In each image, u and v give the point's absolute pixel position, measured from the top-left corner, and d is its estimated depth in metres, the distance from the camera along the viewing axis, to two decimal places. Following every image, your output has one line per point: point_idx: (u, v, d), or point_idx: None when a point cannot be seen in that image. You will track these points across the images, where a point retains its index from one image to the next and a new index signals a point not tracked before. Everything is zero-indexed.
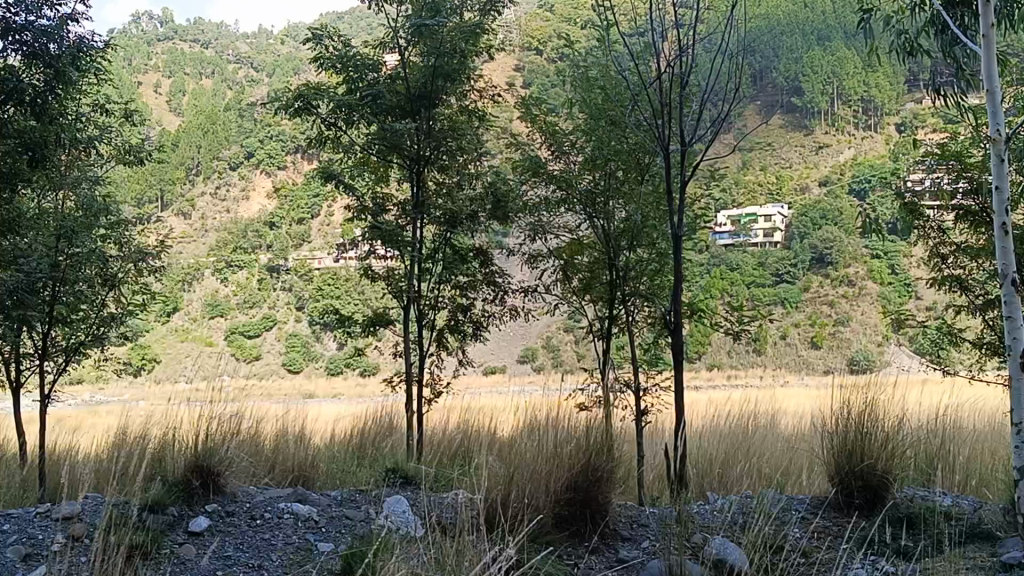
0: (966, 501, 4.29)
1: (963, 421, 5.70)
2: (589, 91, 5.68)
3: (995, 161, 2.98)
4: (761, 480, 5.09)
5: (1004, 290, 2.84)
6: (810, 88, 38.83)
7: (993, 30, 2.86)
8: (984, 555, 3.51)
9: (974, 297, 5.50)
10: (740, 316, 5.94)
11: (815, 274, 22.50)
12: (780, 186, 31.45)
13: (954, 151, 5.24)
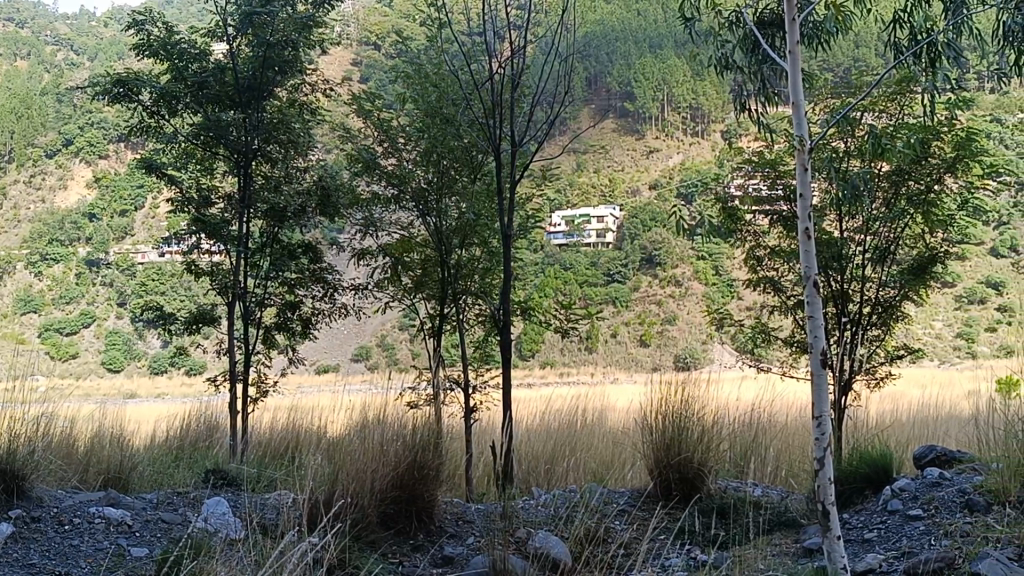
0: (774, 491, 4.54)
1: (774, 415, 6.00)
2: (422, 89, 5.67)
3: (800, 172, 3.02)
4: (585, 475, 5.24)
5: (806, 290, 2.94)
6: (642, 94, 40.01)
7: (798, 45, 3.03)
8: (789, 542, 3.72)
9: (786, 298, 5.82)
10: (569, 315, 6.06)
11: (643, 274, 23.20)
12: (613, 188, 32.22)
13: (770, 159, 5.58)
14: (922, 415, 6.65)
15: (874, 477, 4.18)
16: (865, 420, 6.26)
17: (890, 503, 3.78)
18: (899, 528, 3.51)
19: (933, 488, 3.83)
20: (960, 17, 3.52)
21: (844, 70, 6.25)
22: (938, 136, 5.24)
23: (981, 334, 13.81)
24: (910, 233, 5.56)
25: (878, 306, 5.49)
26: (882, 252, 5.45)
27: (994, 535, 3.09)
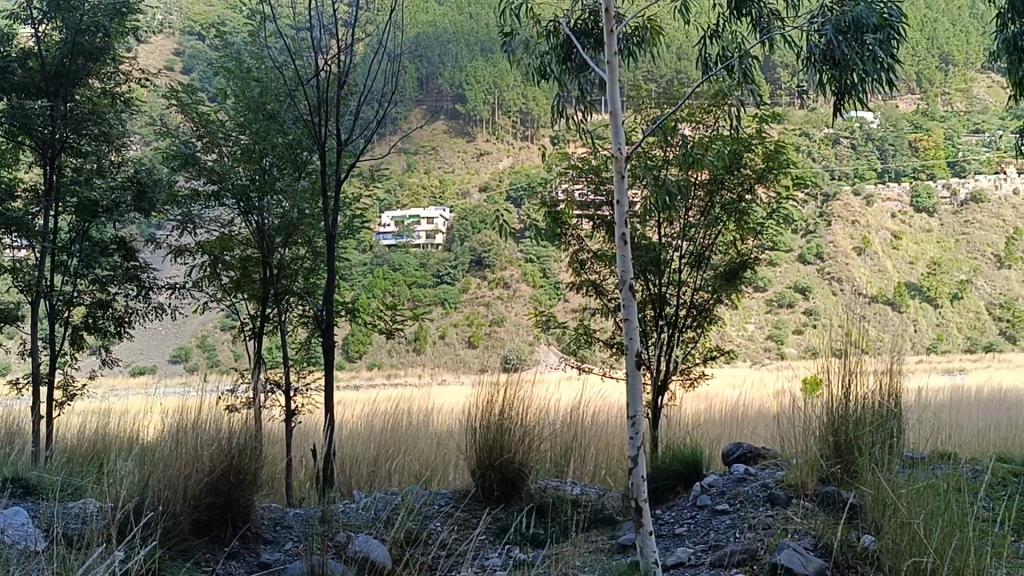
0: (592, 489, 4.65)
1: (594, 415, 6.15)
2: (243, 85, 5.50)
3: (617, 178, 3.12)
4: (408, 477, 5.22)
5: (622, 294, 3.04)
6: (473, 97, 40.27)
7: (616, 56, 3.12)
8: (604, 538, 3.82)
9: (607, 301, 5.97)
10: (395, 316, 6.03)
11: (473, 276, 23.32)
12: (443, 189, 32.25)
13: (593, 165, 5.72)
14: (733, 413, 6.96)
15: (685, 474, 4.35)
16: (681, 419, 6.49)
17: (699, 498, 3.94)
18: (708, 522, 3.67)
19: (739, 483, 4.02)
20: (764, 36, 3.70)
21: (665, 81, 6.47)
22: (750, 148, 5.51)
23: (788, 336, 14.58)
24: (723, 240, 5.80)
25: (693, 309, 5.71)
26: (698, 257, 5.66)
27: (792, 526, 3.27)
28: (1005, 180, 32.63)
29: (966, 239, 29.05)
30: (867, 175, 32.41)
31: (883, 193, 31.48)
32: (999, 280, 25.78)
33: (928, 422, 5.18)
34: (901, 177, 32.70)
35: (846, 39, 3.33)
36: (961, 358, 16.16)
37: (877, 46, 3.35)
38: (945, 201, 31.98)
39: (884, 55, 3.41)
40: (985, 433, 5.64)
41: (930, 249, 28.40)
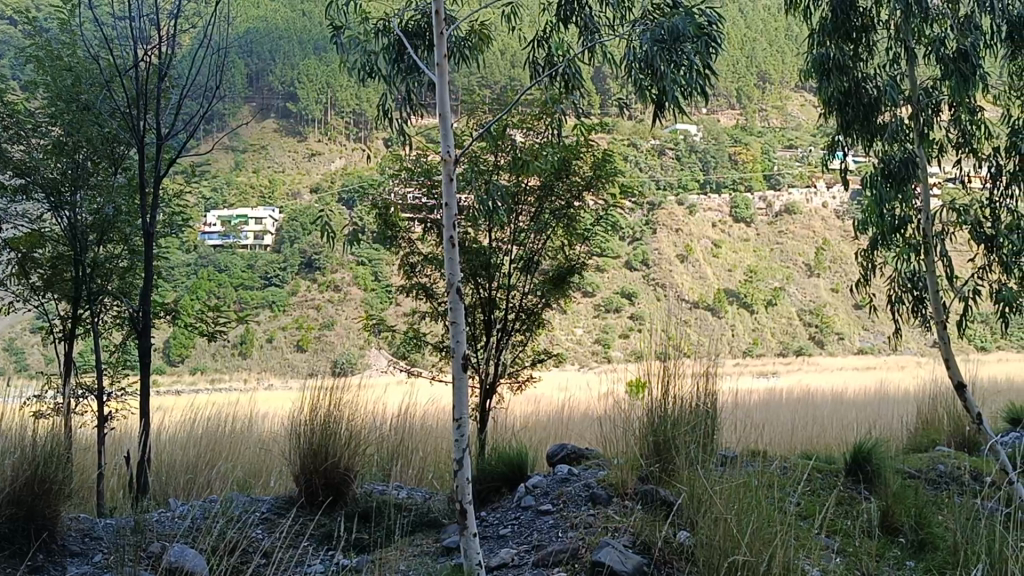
0: (418, 492, 4.63)
1: (422, 418, 6.13)
2: (54, 74, 5.18)
3: (445, 182, 3.12)
4: (229, 483, 5.07)
5: (449, 297, 3.03)
6: (305, 95, 39.54)
7: (446, 59, 3.11)
8: (429, 542, 3.81)
9: (436, 304, 5.97)
10: (218, 318, 5.83)
11: (302, 278, 22.87)
12: (273, 189, 31.48)
13: (425, 168, 5.71)
14: (560, 415, 7.09)
15: (510, 475, 4.39)
16: (509, 421, 6.55)
17: (524, 499, 3.98)
18: (531, 522, 3.71)
19: (563, 483, 4.10)
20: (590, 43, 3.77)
21: (498, 87, 6.52)
22: (579, 156, 5.63)
23: (614, 340, 14.99)
24: (553, 244, 5.89)
25: (522, 313, 5.78)
26: (527, 262, 5.73)
27: (613, 525, 3.35)
28: (815, 193, 34.61)
29: (779, 249, 30.66)
30: (690, 186, 33.72)
31: (705, 204, 32.76)
32: (808, 288, 27.31)
33: (742, 423, 5.44)
34: (721, 189, 34.15)
35: (665, 48, 3.45)
36: (774, 361, 17.01)
37: (692, 57, 3.49)
38: (761, 212, 33.62)
39: (702, 64, 3.55)
40: (793, 432, 5.96)
41: (748, 258, 29.79)
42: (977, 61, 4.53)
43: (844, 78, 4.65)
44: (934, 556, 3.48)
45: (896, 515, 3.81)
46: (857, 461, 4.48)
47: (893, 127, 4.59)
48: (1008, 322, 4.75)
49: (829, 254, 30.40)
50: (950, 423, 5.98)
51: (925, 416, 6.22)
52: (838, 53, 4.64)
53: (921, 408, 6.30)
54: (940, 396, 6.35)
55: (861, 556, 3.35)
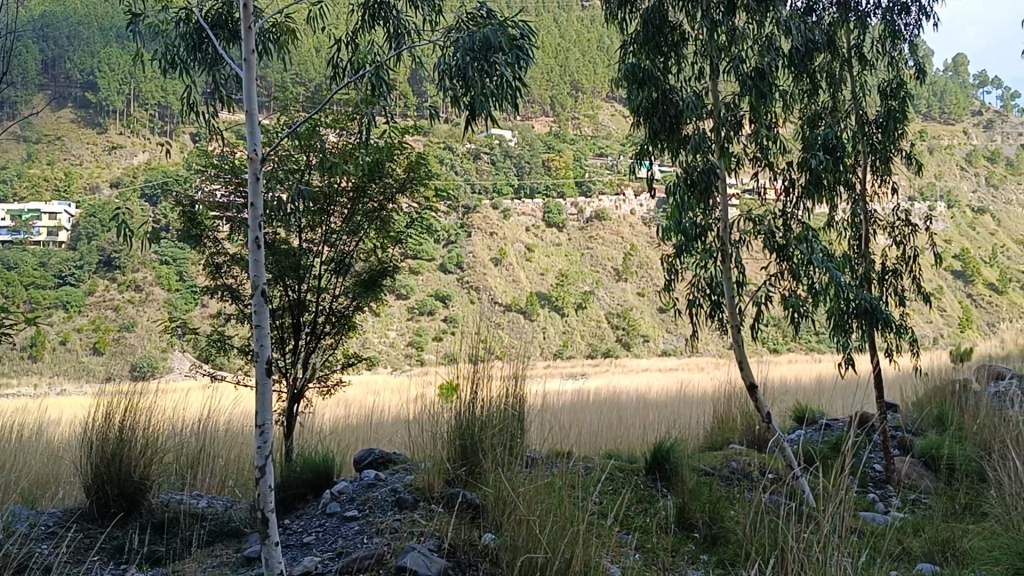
0: (219, 501, 4.47)
1: (225, 423, 5.94)
2: None
3: (251, 180, 3.03)
4: (11, 495, 4.73)
5: (254, 299, 2.94)
6: (106, 85, 37.68)
7: (253, 54, 3.02)
8: (229, 552, 3.69)
9: (242, 305, 5.79)
10: (4, 318, 5.45)
11: (99, 277, 21.77)
12: (69, 183, 29.82)
13: (232, 165, 5.53)
14: (369, 418, 7.01)
15: (315, 481, 4.32)
16: (317, 426, 6.44)
17: (329, 505, 3.92)
18: (336, 529, 3.65)
19: (369, 489, 4.06)
20: (402, 48, 3.74)
21: (311, 86, 6.41)
22: (391, 158, 5.60)
23: (427, 343, 15.01)
24: (365, 246, 5.84)
25: (331, 316, 5.69)
26: (338, 263, 5.63)
27: (419, 529, 3.34)
28: (624, 201, 35.83)
29: (589, 253, 31.55)
30: (504, 190, 34.26)
31: (518, 208, 33.30)
32: (616, 292, 28.48)
33: (547, 424, 5.54)
34: (534, 194, 34.83)
35: (476, 56, 3.46)
36: (582, 362, 17.45)
37: (505, 69, 3.54)
38: (573, 218, 34.44)
39: (513, 76, 3.59)
40: (597, 433, 6.12)
41: (559, 262, 30.47)
42: (772, 80, 4.77)
43: (653, 88, 4.73)
44: (724, 550, 3.65)
45: (692, 512, 3.97)
46: (656, 462, 4.64)
47: (695, 139, 4.77)
48: (799, 330, 4.90)
49: (637, 259, 31.53)
50: (743, 422, 6.30)
51: (721, 415, 6.51)
52: (649, 64, 4.80)
53: (717, 408, 6.60)
54: (735, 396, 6.67)
55: (658, 552, 3.48)
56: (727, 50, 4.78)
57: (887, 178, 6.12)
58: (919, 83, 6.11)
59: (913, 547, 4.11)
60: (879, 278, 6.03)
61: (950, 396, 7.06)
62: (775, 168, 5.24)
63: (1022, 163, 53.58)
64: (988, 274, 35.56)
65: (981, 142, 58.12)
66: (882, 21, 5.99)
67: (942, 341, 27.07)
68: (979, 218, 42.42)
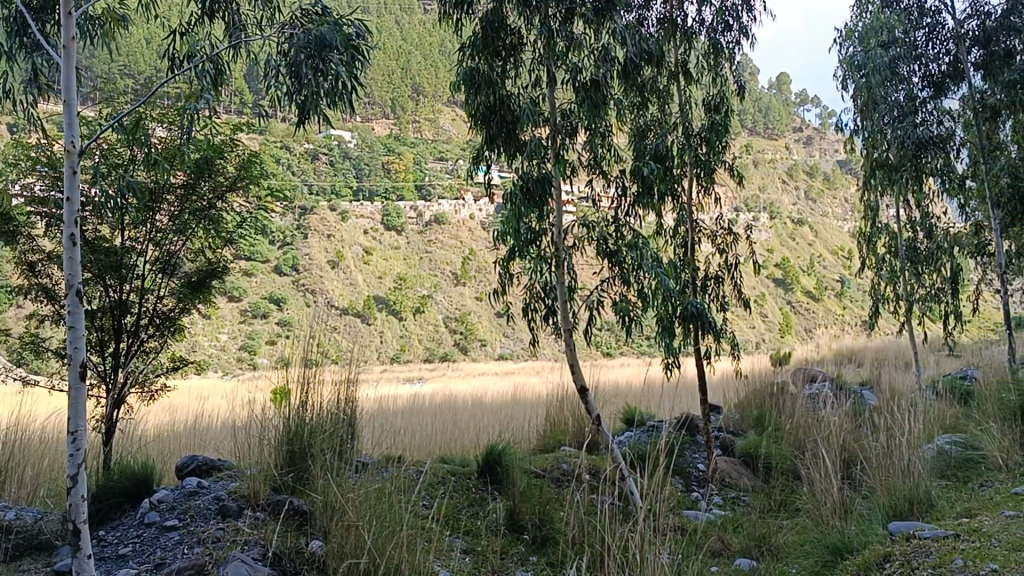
0: (28, 513, 4.21)
1: (37, 430, 5.60)
2: None
3: (67, 175, 2.87)
4: None
5: (68, 300, 2.79)
6: None
7: (73, 41, 2.87)
8: (38, 567, 3.47)
9: (57, 305, 5.48)
10: None
11: None
12: None
13: (50, 158, 5.23)
14: (197, 424, 6.78)
15: (134, 490, 4.12)
16: (139, 433, 6.17)
17: (147, 515, 3.73)
18: (154, 539, 3.47)
19: (190, 498, 3.90)
20: (235, 41, 3.63)
21: (139, 78, 6.16)
22: (222, 156, 5.44)
23: (259, 347, 14.69)
24: (193, 247, 5.63)
25: (156, 318, 5.45)
26: (164, 263, 5.39)
27: (242, 537, 3.24)
28: (463, 205, 36.05)
29: (428, 257, 31.58)
30: (342, 193, 33.91)
31: (356, 211, 32.92)
32: (453, 296, 28.66)
33: (379, 428, 5.48)
34: (373, 197, 34.54)
35: (310, 54, 3.38)
36: (419, 367, 17.45)
37: (340, 67, 3.46)
38: (412, 222, 34.37)
39: (348, 77, 3.54)
40: (430, 436, 6.12)
41: (398, 265, 30.34)
42: (607, 91, 4.85)
43: (490, 93, 4.73)
44: (552, 551, 3.69)
45: (522, 514, 4.00)
46: (488, 464, 4.66)
47: (531, 146, 4.80)
48: (629, 334, 5.00)
49: (475, 263, 31.74)
50: (574, 425, 6.43)
51: (553, 418, 6.62)
52: (488, 66, 4.80)
53: (549, 411, 6.70)
54: (566, 399, 6.80)
55: (487, 555, 3.48)
56: (565, 58, 4.86)
57: (711, 189, 6.37)
58: (741, 98, 6.39)
59: (733, 543, 4.27)
60: (703, 284, 6.26)
61: (768, 397, 7.40)
62: (608, 176, 5.34)
63: (837, 178, 56.93)
64: (806, 282, 37.59)
65: (801, 157, 61.41)
66: (708, 37, 6.26)
67: (762, 345, 28.50)
68: (799, 228, 44.80)
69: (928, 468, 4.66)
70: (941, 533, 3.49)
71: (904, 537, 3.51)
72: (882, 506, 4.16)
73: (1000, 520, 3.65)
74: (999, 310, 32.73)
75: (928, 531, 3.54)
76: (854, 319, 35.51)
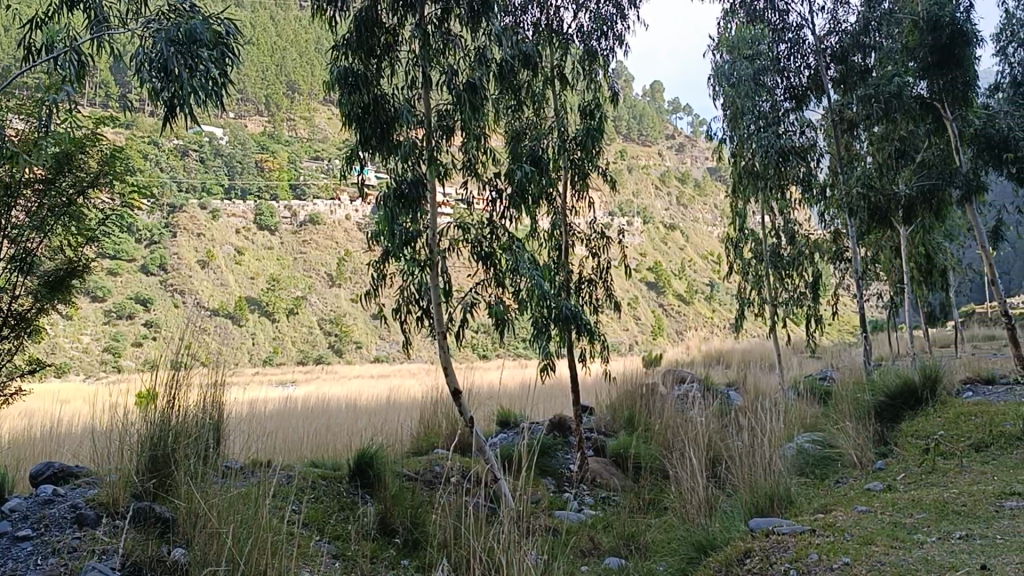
0: None
1: None
2: None
3: None
4: None
5: None
6: None
7: None
8: None
9: None
10: None
11: None
12: None
13: None
14: (56, 430, 6.51)
15: None
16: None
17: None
18: (6, 550, 3.25)
19: (44, 506, 3.74)
20: (97, 34, 3.50)
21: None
22: (83, 151, 5.22)
23: (123, 350, 14.19)
24: (51, 244, 5.38)
25: (11, 318, 5.16)
26: (20, 261, 5.03)
27: (100, 547, 3.11)
28: (339, 206, 35.58)
29: (302, 258, 31.12)
30: (213, 190, 33.10)
31: (227, 210, 32.12)
32: (327, 297, 28.36)
33: (249, 432, 5.37)
34: (245, 197, 33.78)
35: (179, 50, 3.28)
36: (291, 369, 17.19)
37: (209, 63, 3.39)
38: (285, 221, 33.82)
39: (216, 74, 3.45)
40: (301, 439, 6.04)
41: (270, 266, 29.79)
42: (483, 94, 4.84)
43: (364, 91, 4.62)
44: (422, 554, 3.67)
45: (392, 518, 3.98)
46: (360, 468, 4.61)
47: (406, 147, 4.72)
48: (502, 336, 5.03)
49: (351, 265, 31.40)
50: (447, 427, 6.45)
51: (427, 420, 6.62)
52: (364, 65, 4.73)
53: (424, 413, 6.70)
54: (439, 402, 6.81)
55: (356, 559, 3.45)
56: (439, 59, 4.84)
57: (585, 194, 6.46)
58: (615, 105, 6.51)
59: (602, 543, 4.34)
60: (577, 287, 6.34)
61: (638, 398, 7.56)
62: (483, 178, 5.36)
63: (706, 185, 58.65)
64: (677, 285, 38.57)
65: (672, 164, 62.98)
66: (583, 45, 6.36)
67: (635, 348, 29.07)
68: (670, 234, 45.90)
69: (788, 466, 4.83)
70: (797, 528, 3.62)
71: (764, 533, 3.64)
72: (745, 504, 4.29)
73: (852, 514, 3.83)
74: (856, 313, 34.31)
75: (786, 526, 3.68)
76: (722, 323, 36.57)
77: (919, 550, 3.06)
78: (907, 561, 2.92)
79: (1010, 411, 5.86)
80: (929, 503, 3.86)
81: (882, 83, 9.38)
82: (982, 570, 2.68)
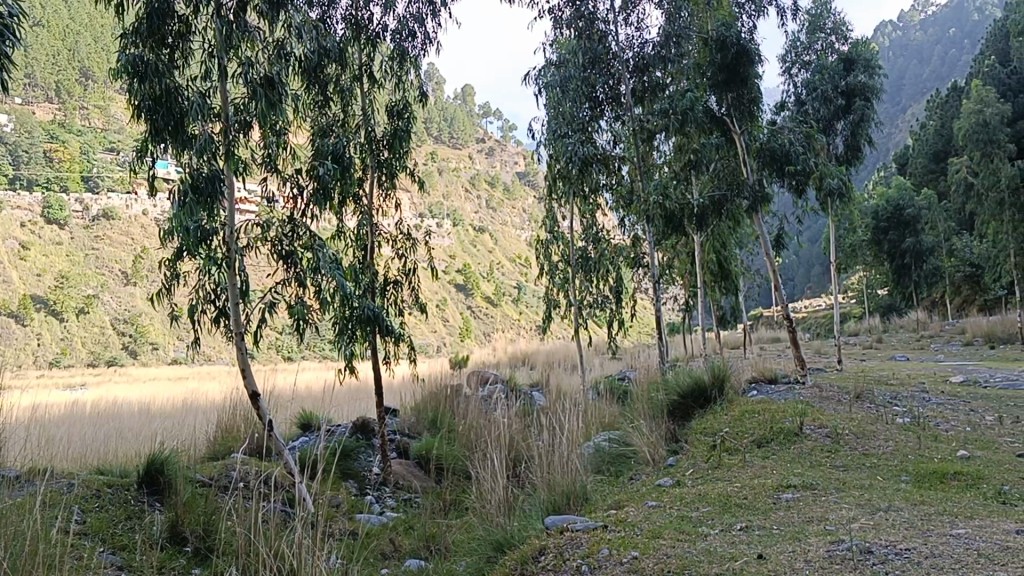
0: None
1: None
2: None
3: None
4: None
5: None
6: None
7: None
8: None
9: None
10: None
11: None
12: None
13: None
14: None
15: None
16: None
17: None
18: None
19: None
20: None
21: None
22: None
23: None
24: None
25: None
26: None
27: None
28: (136, 200, 34.15)
29: (95, 255, 29.60)
30: None
31: (13, 202, 30.23)
32: (121, 297, 27.07)
33: (28, 440, 5.07)
34: (32, 188, 31.84)
35: None
36: (83, 372, 16.34)
37: None
38: (77, 215, 32.09)
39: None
40: (88, 446, 5.75)
41: (61, 262, 28.21)
42: (283, 89, 4.73)
43: (156, 81, 4.39)
44: (215, 561, 3.56)
45: (185, 525, 3.83)
46: (151, 475, 4.41)
47: (202, 141, 4.53)
48: (302, 337, 4.92)
49: (149, 263, 30.14)
50: (245, 431, 6.28)
51: (224, 424, 6.43)
52: (157, 53, 4.50)
53: (221, 418, 6.50)
54: (238, 406, 6.63)
55: (144, 569, 3.30)
56: (236, 51, 4.68)
57: (391, 193, 6.43)
58: (423, 106, 6.51)
59: (402, 545, 4.33)
60: (382, 288, 6.29)
61: (443, 400, 7.58)
62: (284, 175, 5.23)
63: (515, 189, 59.78)
64: (484, 287, 39.09)
65: (481, 167, 63.88)
66: (393, 43, 6.33)
67: (442, 349, 29.28)
68: (479, 236, 46.53)
69: (584, 464, 4.95)
70: (590, 524, 3.73)
71: (560, 529, 3.73)
72: (543, 502, 4.37)
73: (643, 509, 3.97)
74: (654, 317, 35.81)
75: (579, 523, 3.78)
76: (528, 325, 37.37)
77: (703, 542, 3.21)
78: (691, 553, 3.06)
79: (789, 410, 6.22)
80: (714, 496, 4.06)
81: (678, 97, 9.79)
82: (758, 559, 2.84)
